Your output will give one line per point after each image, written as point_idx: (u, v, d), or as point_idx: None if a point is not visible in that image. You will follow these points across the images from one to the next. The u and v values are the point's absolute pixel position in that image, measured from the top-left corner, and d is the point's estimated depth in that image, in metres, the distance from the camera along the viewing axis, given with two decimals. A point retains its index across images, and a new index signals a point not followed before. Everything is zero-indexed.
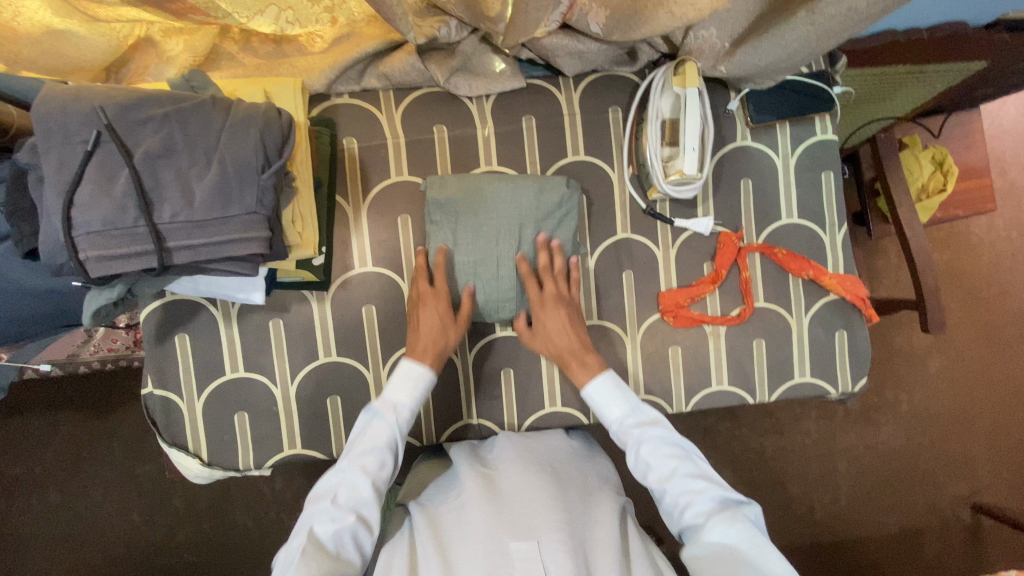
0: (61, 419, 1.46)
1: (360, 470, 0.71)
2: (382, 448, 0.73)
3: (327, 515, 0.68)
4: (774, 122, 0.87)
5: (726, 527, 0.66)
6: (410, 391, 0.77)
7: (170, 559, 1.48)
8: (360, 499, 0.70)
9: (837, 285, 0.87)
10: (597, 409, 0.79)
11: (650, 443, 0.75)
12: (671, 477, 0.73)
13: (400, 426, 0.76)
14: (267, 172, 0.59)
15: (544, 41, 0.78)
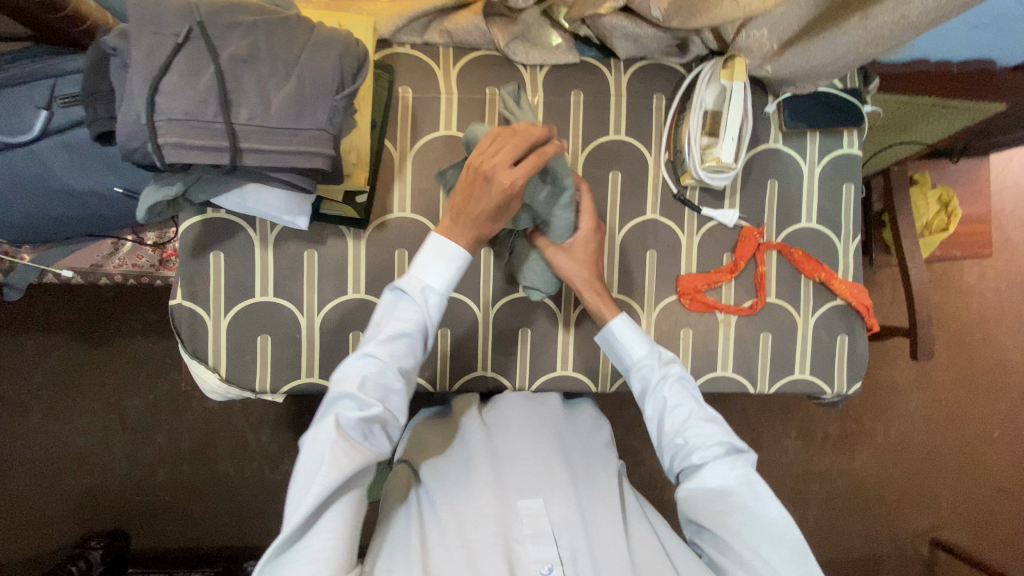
0: (53, 341, 1.44)
1: (388, 357, 0.68)
2: (410, 335, 0.70)
3: (354, 404, 0.65)
4: (805, 130, 0.91)
5: (731, 470, 0.71)
6: (439, 272, 0.72)
7: (145, 496, 1.47)
8: (387, 388, 0.68)
9: (845, 290, 0.92)
10: (618, 344, 0.81)
11: (665, 383, 0.78)
12: (685, 418, 0.76)
13: (428, 312, 0.72)
14: (340, 94, 0.61)
15: (605, 20, 0.82)
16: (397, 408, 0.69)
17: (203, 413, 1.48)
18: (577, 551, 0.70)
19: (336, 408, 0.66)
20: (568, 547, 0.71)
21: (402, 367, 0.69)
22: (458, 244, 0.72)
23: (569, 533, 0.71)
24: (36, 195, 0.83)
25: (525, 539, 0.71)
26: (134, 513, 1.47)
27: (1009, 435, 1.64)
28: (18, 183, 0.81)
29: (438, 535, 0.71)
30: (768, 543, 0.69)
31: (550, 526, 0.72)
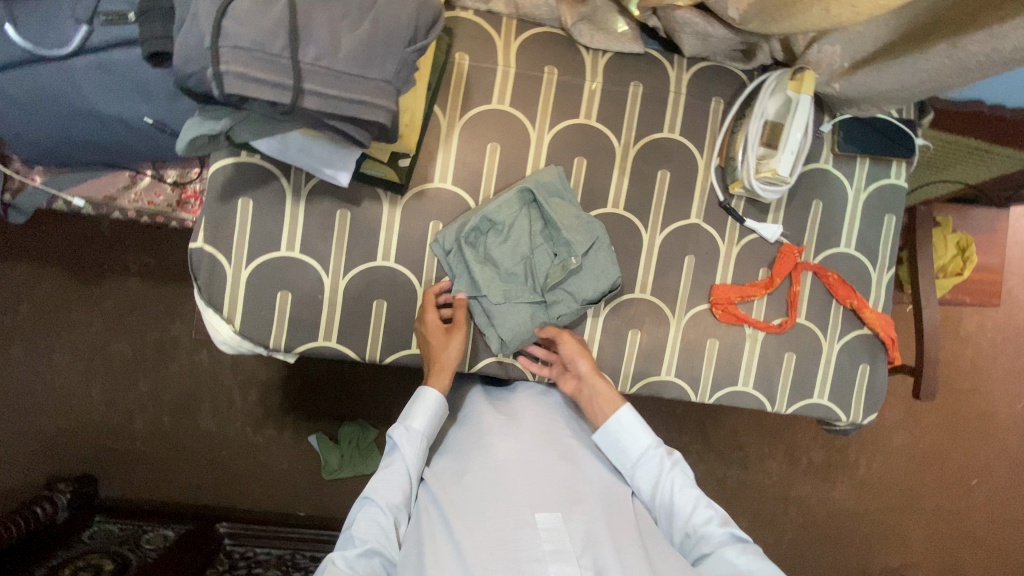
0: (43, 272, 1.37)
1: (378, 497, 0.71)
2: (400, 473, 0.74)
3: (349, 546, 0.68)
4: (855, 154, 0.90)
5: (742, 556, 0.69)
6: (427, 416, 0.78)
7: (121, 444, 1.42)
8: (381, 527, 0.70)
9: (873, 319, 0.92)
10: (619, 437, 0.79)
11: (661, 470, 0.78)
12: (692, 511, 0.75)
13: (413, 452, 0.75)
14: (412, 48, 0.58)
15: (678, 13, 0.79)
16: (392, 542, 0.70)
17: (191, 366, 1.43)
18: (603, 569, 0.63)
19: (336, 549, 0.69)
20: (591, 565, 0.63)
21: (392, 504, 0.71)
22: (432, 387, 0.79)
23: (592, 552, 0.64)
24: (60, 115, 0.79)
25: (545, 557, 0.62)
26: (107, 460, 1.42)
27: (986, 485, 1.66)
28: (43, 100, 0.78)
29: (449, 547, 0.66)
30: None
31: (570, 542, 0.64)
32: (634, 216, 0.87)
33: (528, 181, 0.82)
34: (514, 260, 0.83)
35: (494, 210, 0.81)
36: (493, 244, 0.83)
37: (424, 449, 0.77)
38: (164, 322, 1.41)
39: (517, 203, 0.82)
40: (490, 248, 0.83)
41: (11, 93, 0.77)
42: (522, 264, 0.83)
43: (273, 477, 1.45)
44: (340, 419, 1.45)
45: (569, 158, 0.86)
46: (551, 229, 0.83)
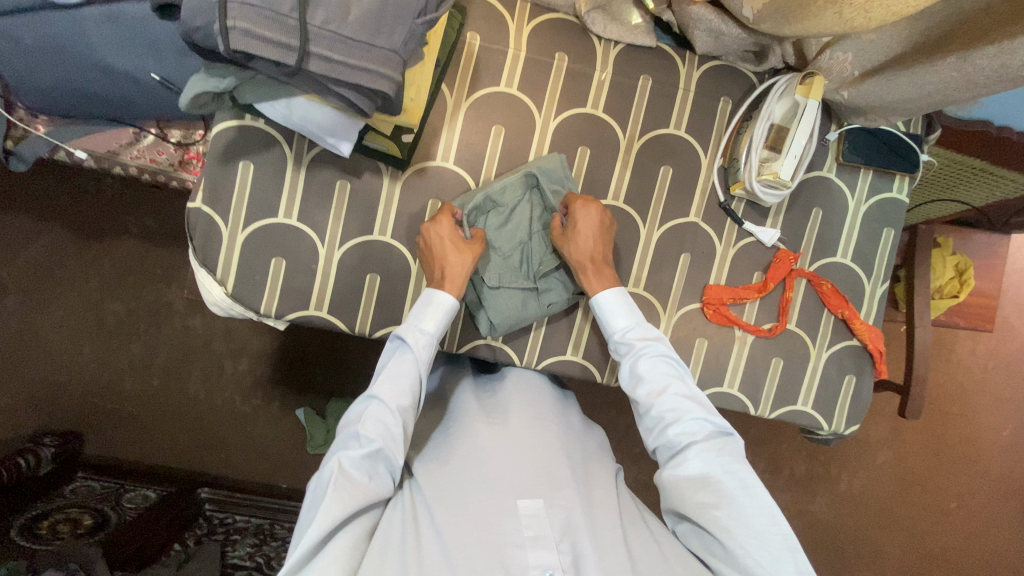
0: (43, 226, 1.38)
1: (387, 399, 0.70)
2: (409, 376, 0.72)
3: (354, 444, 0.67)
4: (859, 165, 0.90)
5: (714, 456, 0.69)
6: (438, 319, 0.76)
7: (108, 402, 1.43)
8: (387, 427, 0.68)
9: (864, 331, 0.92)
10: (603, 317, 0.80)
11: (645, 356, 0.77)
12: (662, 394, 0.74)
13: (422, 354, 0.74)
14: (422, 20, 0.58)
15: (693, 9, 0.79)
16: (399, 442, 0.68)
17: (184, 330, 1.43)
18: (580, 556, 0.66)
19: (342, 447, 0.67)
20: (569, 552, 0.66)
21: (400, 407, 0.70)
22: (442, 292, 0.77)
23: (570, 538, 0.67)
24: (66, 64, 0.79)
25: (524, 542, 0.65)
26: (93, 417, 1.43)
27: (964, 508, 1.67)
28: (51, 48, 0.77)
29: (432, 531, 0.67)
30: (761, 529, 0.64)
31: (550, 527, 0.66)
32: (633, 209, 0.87)
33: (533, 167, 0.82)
34: (510, 244, 0.84)
35: (496, 192, 0.81)
36: (491, 226, 0.83)
37: (432, 353, 0.76)
38: (160, 285, 1.42)
39: (519, 187, 0.82)
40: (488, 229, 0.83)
41: (17, 37, 0.76)
42: (517, 251, 0.85)
43: (258, 446, 1.46)
44: (328, 395, 1.46)
45: (573, 146, 0.86)
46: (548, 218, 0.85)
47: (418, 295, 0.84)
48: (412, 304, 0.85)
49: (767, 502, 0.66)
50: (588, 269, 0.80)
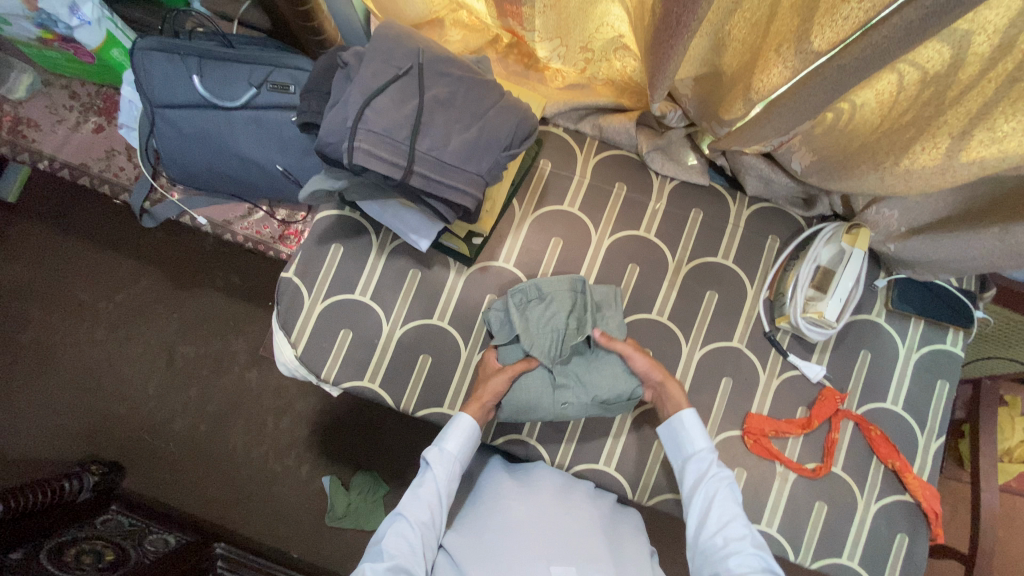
0: (145, 271, 1.57)
1: (410, 517, 0.78)
2: (431, 493, 0.81)
3: (379, 560, 0.74)
4: (910, 314, 0.92)
5: None
6: (461, 439, 0.82)
7: (156, 439, 1.51)
8: (409, 544, 0.76)
9: (916, 487, 0.87)
10: (680, 435, 0.82)
11: (708, 477, 0.80)
12: (727, 523, 0.77)
13: (443, 472, 0.82)
14: (506, 154, 0.71)
15: (745, 158, 0.89)
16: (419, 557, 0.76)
17: (239, 382, 1.53)
18: None
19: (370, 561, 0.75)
20: None
21: (420, 524, 0.78)
22: (466, 414, 0.83)
23: None
24: (212, 151, 0.96)
25: None
26: (140, 451, 1.51)
27: None
28: (204, 138, 0.95)
29: None
30: None
31: None
32: (677, 327, 0.91)
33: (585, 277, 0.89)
34: (543, 330, 0.86)
35: (546, 283, 0.87)
36: (532, 310, 0.86)
37: (455, 470, 0.83)
38: (228, 336, 1.55)
39: (568, 284, 0.87)
40: (525, 313, 0.86)
41: (182, 126, 0.95)
42: (549, 338, 0.86)
43: (280, 507, 1.47)
44: (356, 466, 1.47)
45: (624, 262, 0.93)
46: (579, 313, 0.88)
47: (463, 381, 0.89)
48: (456, 389, 0.89)
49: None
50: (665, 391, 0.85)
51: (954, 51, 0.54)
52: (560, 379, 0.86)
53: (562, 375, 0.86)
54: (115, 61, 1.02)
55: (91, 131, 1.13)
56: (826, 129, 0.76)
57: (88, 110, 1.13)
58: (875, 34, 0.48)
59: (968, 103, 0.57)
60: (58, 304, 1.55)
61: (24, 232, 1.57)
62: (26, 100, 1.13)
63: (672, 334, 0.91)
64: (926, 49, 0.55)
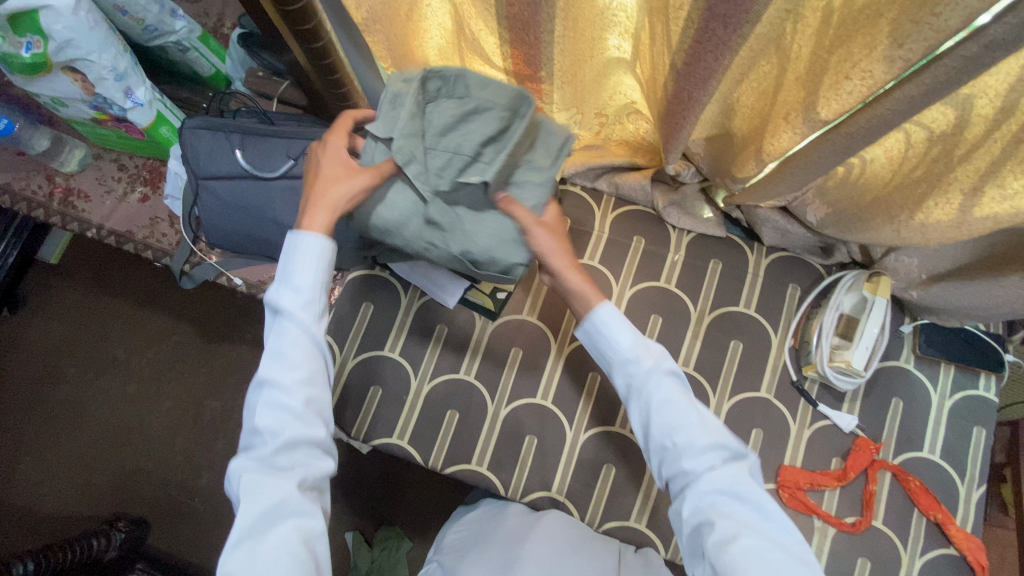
0: (177, 327, 1.62)
1: (276, 384, 0.67)
2: (296, 346, 0.68)
3: (258, 444, 0.65)
4: (938, 359, 0.91)
5: (725, 479, 0.68)
6: (312, 273, 0.69)
7: (182, 495, 1.52)
8: (285, 412, 0.66)
9: (960, 539, 0.83)
10: (610, 334, 0.76)
11: (658, 376, 0.73)
12: (674, 416, 0.71)
13: (301, 319, 0.69)
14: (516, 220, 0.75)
15: (760, 211, 0.91)
16: (307, 422, 0.67)
17: None
18: None
19: (253, 448, 0.66)
20: None
21: (297, 387, 0.67)
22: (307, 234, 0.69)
23: None
24: (250, 218, 1.02)
25: None
26: (165, 508, 1.51)
27: None
28: (243, 206, 1.01)
29: None
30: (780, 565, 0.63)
31: None
32: (703, 378, 0.91)
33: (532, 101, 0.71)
34: (437, 140, 0.73)
35: (475, 83, 0.72)
36: (445, 105, 0.72)
37: (316, 309, 0.70)
38: None
39: (504, 102, 0.72)
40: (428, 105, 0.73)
41: (222, 195, 1.01)
42: (440, 154, 0.73)
43: None
44: (379, 521, 1.44)
45: (646, 314, 0.94)
46: (499, 144, 0.74)
47: (491, 436, 0.90)
48: (484, 444, 0.90)
49: (778, 514, 0.67)
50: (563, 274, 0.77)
51: (958, 113, 0.57)
52: (433, 211, 0.75)
53: (429, 208, 0.75)
54: (161, 137, 1.08)
55: (137, 200, 1.19)
56: (839, 183, 0.77)
57: (135, 181, 1.20)
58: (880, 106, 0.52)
59: (976, 160, 0.59)
60: (94, 361, 1.61)
61: (66, 292, 1.65)
62: (76, 173, 1.20)
63: (698, 384, 0.91)
64: (933, 110, 0.57)
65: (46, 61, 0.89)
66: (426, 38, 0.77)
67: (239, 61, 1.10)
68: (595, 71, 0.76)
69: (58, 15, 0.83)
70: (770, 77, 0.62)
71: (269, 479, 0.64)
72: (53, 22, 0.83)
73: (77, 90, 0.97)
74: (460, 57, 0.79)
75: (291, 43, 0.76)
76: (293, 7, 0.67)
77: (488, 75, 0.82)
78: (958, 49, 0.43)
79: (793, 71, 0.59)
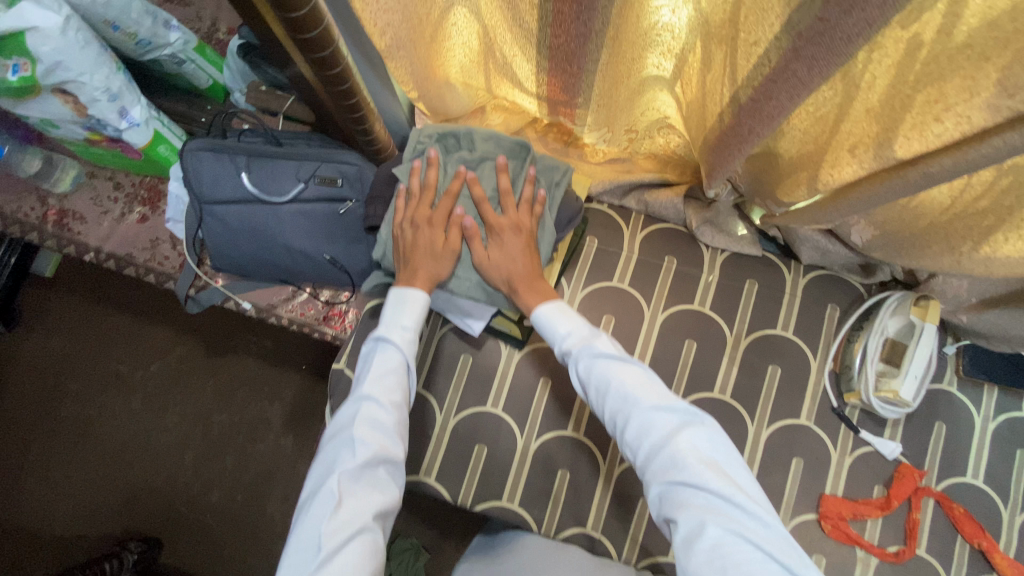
0: (180, 341, 1.57)
1: (379, 403, 0.68)
2: (392, 369, 0.71)
3: (347, 461, 0.63)
4: (982, 381, 0.88)
5: (684, 468, 0.62)
6: (417, 314, 0.75)
7: (193, 512, 1.49)
8: (380, 431, 0.66)
9: (1007, 567, 0.81)
10: (543, 321, 0.76)
11: (599, 360, 0.71)
12: (612, 397, 0.68)
13: (406, 348, 0.74)
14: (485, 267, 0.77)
15: (801, 231, 0.87)
16: (391, 441, 0.66)
17: (273, 449, 1.51)
18: None
19: (332, 465, 0.64)
20: None
21: (391, 407, 0.68)
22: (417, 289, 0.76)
23: None
24: (259, 243, 0.97)
25: None
26: (175, 527, 1.48)
27: None
28: (250, 231, 0.96)
29: None
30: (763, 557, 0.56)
31: None
32: (740, 406, 0.88)
33: (532, 150, 0.81)
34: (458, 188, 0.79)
35: (481, 137, 0.81)
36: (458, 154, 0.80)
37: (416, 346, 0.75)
38: (262, 404, 1.54)
39: (506, 147, 0.80)
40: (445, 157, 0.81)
41: (228, 220, 0.96)
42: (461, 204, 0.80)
43: None
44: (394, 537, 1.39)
45: (680, 338, 0.90)
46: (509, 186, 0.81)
47: (522, 470, 0.86)
48: (513, 480, 0.86)
49: (747, 501, 0.59)
50: (520, 288, 0.77)
51: None
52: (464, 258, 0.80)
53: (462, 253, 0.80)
54: (159, 157, 1.02)
55: (135, 221, 1.13)
56: (888, 209, 0.73)
57: (133, 201, 1.14)
58: (970, 150, 0.47)
59: None
60: (95, 379, 1.56)
61: (62, 309, 1.59)
62: (70, 193, 1.13)
63: (735, 412, 0.88)
64: None
65: (34, 83, 0.82)
66: (450, 57, 0.72)
67: (239, 72, 1.02)
68: (630, 91, 0.69)
69: (46, 36, 0.76)
70: (832, 105, 0.57)
71: (353, 498, 0.61)
72: (41, 44, 0.77)
73: (69, 112, 0.90)
74: (486, 76, 0.74)
75: (294, 54, 0.68)
76: (310, 35, 0.61)
77: (516, 98, 0.77)
78: None
79: (862, 101, 0.54)
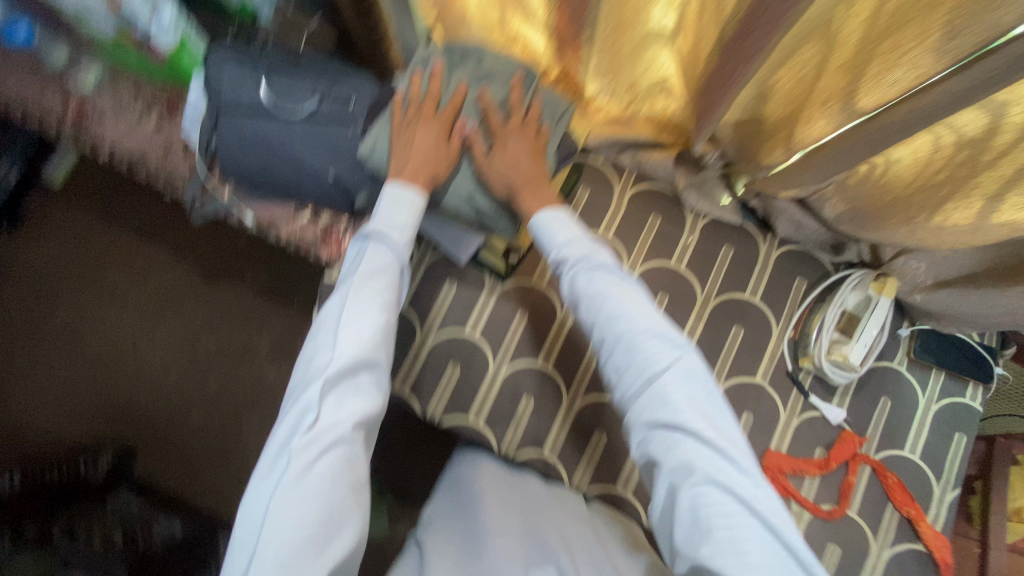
0: (177, 262, 1.61)
1: (368, 296, 0.72)
2: (381, 265, 0.76)
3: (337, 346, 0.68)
4: (930, 364, 0.94)
5: (674, 400, 0.65)
6: (408, 214, 0.80)
7: (171, 428, 1.53)
8: (369, 321, 0.71)
9: (928, 533, 0.87)
10: (547, 232, 0.81)
11: (600, 280, 0.75)
12: (611, 324, 0.72)
13: (397, 246, 0.78)
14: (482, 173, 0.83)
15: (778, 202, 0.93)
16: (377, 337, 0.71)
17: (256, 375, 1.56)
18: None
19: (319, 358, 0.68)
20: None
21: (381, 300, 0.73)
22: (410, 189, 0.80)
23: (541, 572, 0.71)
24: (266, 150, 0.99)
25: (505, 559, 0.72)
26: (153, 440, 1.53)
27: None
28: (258, 137, 0.98)
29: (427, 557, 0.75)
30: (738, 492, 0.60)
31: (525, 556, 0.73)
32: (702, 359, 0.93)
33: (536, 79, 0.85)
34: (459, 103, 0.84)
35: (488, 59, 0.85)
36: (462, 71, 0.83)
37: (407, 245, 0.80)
38: (251, 331, 1.58)
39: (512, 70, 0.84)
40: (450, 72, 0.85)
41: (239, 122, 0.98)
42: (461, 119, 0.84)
43: None
44: None
45: (654, 291, 0.96)
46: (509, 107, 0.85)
47: (490, 392, 0.91)
48: (481, 400, 0.91)
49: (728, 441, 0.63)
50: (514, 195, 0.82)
51: (991, 118, 0.57)
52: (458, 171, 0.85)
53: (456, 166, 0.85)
54: (182, 64, 1.06)
55: (151, 127, 1.17)
56: (857, 180, 0.78)
57: (151, 107, 1.18)
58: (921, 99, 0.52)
59: (1003, 167, 0.60)
60: (90, 289, 1.60)
61: (66, 216, 1.63)
62: (92, 95, 1.15)
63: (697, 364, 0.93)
64: (967, 112, 0.58)
65: None
66: None
67: None
68: (633, 40, 0.74)
69: None
70: (811, 62, 0.62)
71: (342, 389, 0.66)
72: None
73: None
74: (501, 10, 0.80)
75: None
76: None
77: (527, 33, 0.83)
78: (1011, 46, 0.44)
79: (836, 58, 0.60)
